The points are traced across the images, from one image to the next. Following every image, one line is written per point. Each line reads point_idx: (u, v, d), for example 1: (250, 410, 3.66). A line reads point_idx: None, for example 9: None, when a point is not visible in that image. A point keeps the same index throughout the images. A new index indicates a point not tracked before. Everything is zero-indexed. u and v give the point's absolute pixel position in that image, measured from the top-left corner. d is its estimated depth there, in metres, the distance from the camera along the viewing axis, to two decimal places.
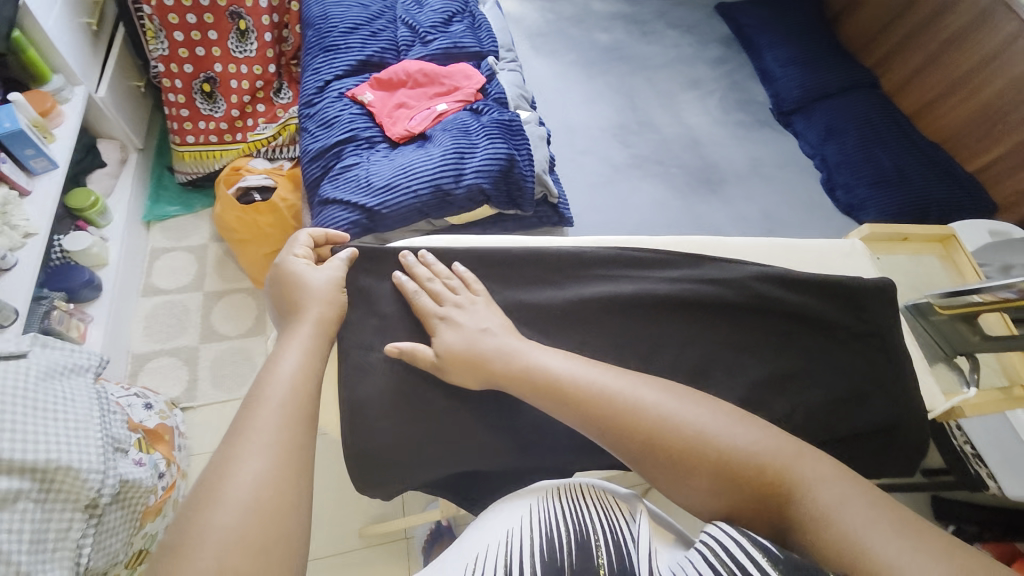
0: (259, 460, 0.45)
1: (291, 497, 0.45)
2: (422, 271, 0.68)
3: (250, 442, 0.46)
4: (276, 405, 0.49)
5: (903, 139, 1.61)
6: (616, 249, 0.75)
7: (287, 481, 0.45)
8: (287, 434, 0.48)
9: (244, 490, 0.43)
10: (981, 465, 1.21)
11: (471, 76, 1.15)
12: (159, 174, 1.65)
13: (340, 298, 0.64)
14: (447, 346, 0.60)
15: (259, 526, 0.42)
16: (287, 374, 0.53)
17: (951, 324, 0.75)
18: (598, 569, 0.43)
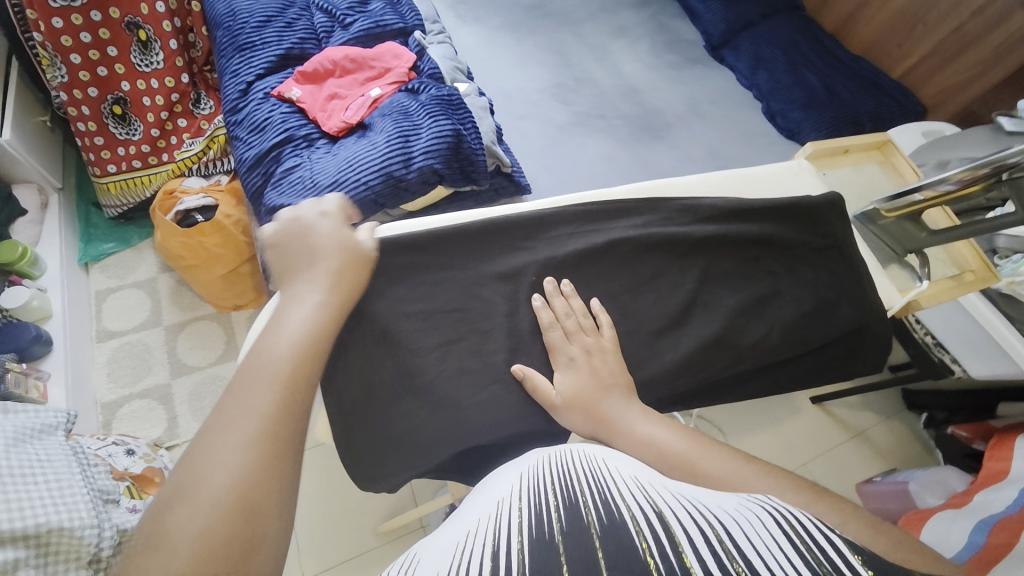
0: (246, 448, 0.42)
1: (274, 490, 0.41)
2: (561, 306, 0.67)
3: (243, 421, 0.43)
4: (263, 389, 0.46)
5: (826, 57, 1.69)
6: (577, 207, 0.75)
7: (271, 470, 0.42)
8: (280, 419, 0.45)
9: (222, 479, 0.40)
10: (943, 352, 1.33)
11: (401, 54, 1.10)
12: (87, 211, 1.54)
13: (357, 260, 0.61)
14: (570, 387, 0.61)
15: (234, 525, 0.38)
16: (290, 352, 0.49)
17: (898, 225, 0.79)
18: (590, 527, 0.37)
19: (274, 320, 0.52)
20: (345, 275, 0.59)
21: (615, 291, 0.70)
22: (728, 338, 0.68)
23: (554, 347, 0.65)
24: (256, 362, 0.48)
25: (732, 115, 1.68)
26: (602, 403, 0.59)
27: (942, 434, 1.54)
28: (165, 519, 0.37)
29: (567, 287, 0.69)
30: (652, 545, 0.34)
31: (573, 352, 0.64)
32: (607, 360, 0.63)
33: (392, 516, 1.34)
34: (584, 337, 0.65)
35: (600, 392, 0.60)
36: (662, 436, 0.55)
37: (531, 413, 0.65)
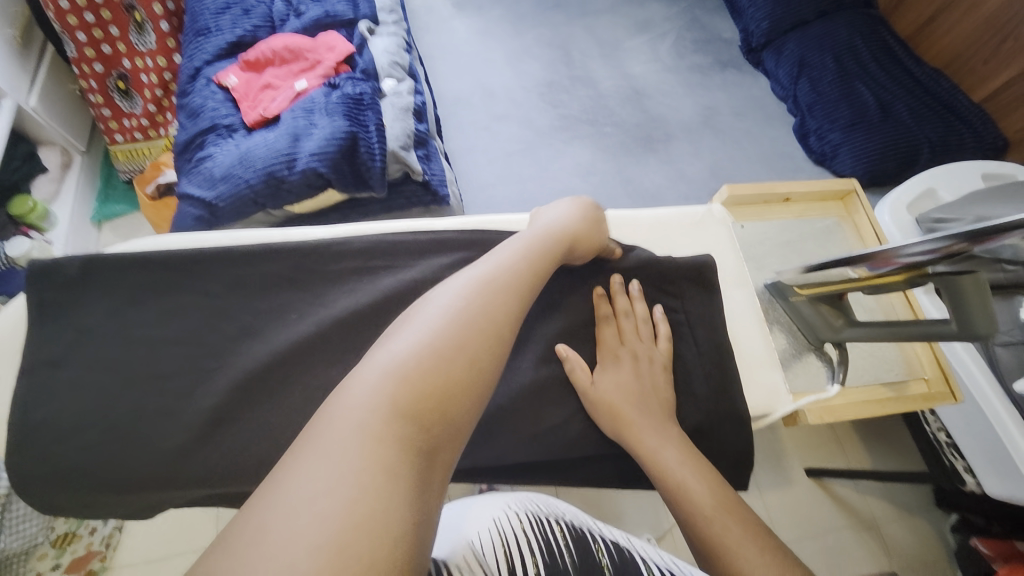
0: (467, 311, 0.42)
1: (481, 375, 0.39)
2: (624, 304, 0.59)
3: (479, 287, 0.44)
4: (463, 281, 0.45)
5: (891, 69, 1.36)
6: (380, 236, 0.62)
7: (486, 353, 0.40)
8: (505, 303, 0.44)
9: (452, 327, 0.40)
10: (957, 457, 1.06)
11: (335, 46, 1.06)
12: (108, 174, 1.71)
13: (592, 225, 0.58)
14: (610, 384, 0.54)
15: (426, 396, 0.36)
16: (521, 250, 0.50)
17: (813, 307, 0.60)
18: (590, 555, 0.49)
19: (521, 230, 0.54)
20: (583, 220, 0.57)
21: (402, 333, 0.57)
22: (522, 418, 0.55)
23: (602, 343, 0.57)
24: (486, 260, 0.49)
25: (754, 131, 1.42)
26: (630, 410, 0.52)
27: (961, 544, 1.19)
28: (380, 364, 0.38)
29: (635, 287, 0.60)
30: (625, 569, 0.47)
31: (621, 351, 0.56)
32: (655, 375, 0.54)
33: None
34: (637, 345, 0.56)
35: (627, 402, 0.53)
36: (686, 465, 0.48)
37: None
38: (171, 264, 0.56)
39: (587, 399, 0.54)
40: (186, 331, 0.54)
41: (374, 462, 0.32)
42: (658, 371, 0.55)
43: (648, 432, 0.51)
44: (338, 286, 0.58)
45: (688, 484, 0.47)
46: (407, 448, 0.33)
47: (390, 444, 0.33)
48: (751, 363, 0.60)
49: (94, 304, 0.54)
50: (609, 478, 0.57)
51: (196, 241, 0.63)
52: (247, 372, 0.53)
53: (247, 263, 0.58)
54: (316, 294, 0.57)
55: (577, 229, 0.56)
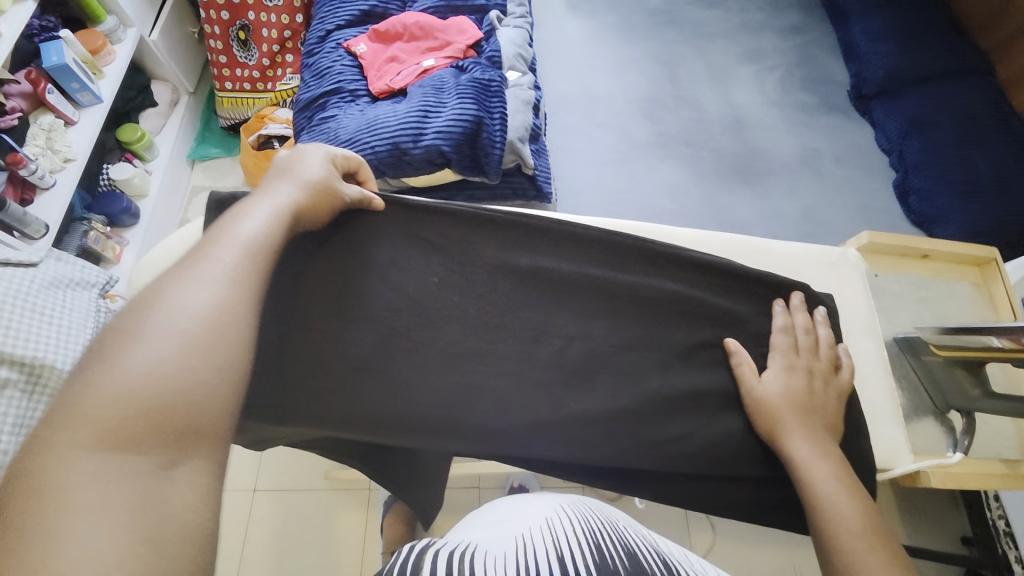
0: (193, 301, 0.39)
1: (230, 353, 0.38)
2: (802, 322, 0.59)
3: (188, 280, 0.40)
4: (215, 278, 0.41)
5: (1012, 142, 1.32)
6: (524, 217, 0.64)
7: (231, 334, 0.39)
8: (229, 286, 0.41)
9: (177, 325, 0.37)
10: (1011, 546, 1.00)
11: (466, 31, 1.08)
12: (208, 117, 1.78)
13: (345, 191, 0.55)
14: (774, 393, 0.55)
15: (157, 403, 0.34)
16: (252, 233, 0.46)
17: (946, 369, 0.59)
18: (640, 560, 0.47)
19: (234, 216, 0.47)
20: (317, 188, 0.53)
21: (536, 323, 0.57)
22: (642, 426, 0.56)
23: (773, 349, 0.58)
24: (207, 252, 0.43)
25: (853, 180, 1.39)
26: (791, 417, 0.53)
27: None
28: (74, 400, 0.33)
29: (821, 313, 0.60)
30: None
31: (798, 363, 0.56)
32: (826, 395, 0.55)
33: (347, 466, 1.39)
34: (814, 361, 0.57)
35: (793, 415, 0.53)
36: (837, 485, 0.49)
37: None
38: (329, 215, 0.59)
39: (750, 401, 0.56)
40: (340, 281, 0.58)
41: (112, 500, 0.30)
42: (831, 392, 0.55)
43: (797, 442, 0.52)
44: (485, 261, 0.61)
45: (835, 503, 0.47)
46: (143, 467, 0.32)
47: (128, 468, 0.31)
48: (880, 417, 0.58)
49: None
50: (710, 502, 0.58)
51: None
52: (397, 329, 0.57)
53: (401, 232, 0.61)
54: (460, 264, 0.61)
55: (307, 199, 0.51)
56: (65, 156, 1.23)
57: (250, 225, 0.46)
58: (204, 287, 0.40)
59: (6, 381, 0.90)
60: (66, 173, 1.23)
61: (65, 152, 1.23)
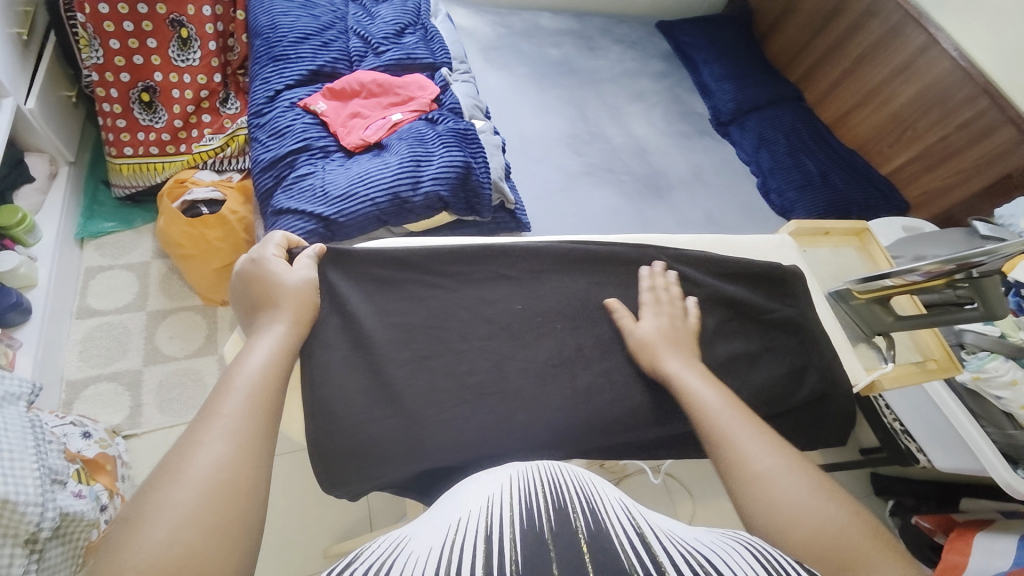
0: (221, 445, 0.46)
1: (249, 483, 0.45)
2: (779, 291, 0.79)
3: (214, 427, 0.47)
4: (214, 440, 0.46)
5: (825, 147, 1.80)
6: (567, 245, 0.76)
7: (248, 466, 0.46)
8: (249, 423, 0.49)
9: (203, 470, 0.44)
10: (909, 439, 1.37)
11: (426, 86, 1.17)
12: (94, 188, 1.57)
13: (314, 303, 0.63)
14: (647, 333, 0.68)
15: (188, 555, 0.39)
16: (256, 367, 0.54)
17: (867, 307, 0.83)
18: (576, 528, 0.45)
19: (240, 355, 0.55)
20: (308, 303, 0.62)
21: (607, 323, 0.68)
22: None
23: (767, 316, 0.76)
24: (222, 396, 0.51)
25: (732, 186, 1.75)
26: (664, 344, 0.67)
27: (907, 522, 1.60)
28: (113, 556, 0.38)
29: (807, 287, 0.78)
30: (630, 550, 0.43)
31: (660, 305, 0.71)
32: (684, 328, 0.70)
33: (345, 538, 1.28)
34: (672, 308, 0.71)
35: (667, 347, 0.67)
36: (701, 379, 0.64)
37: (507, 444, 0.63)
38: (408, 262, 0.69)
39: (633, 344, 0.68)
40: (433, 317, 0.67)
41: None
42: None
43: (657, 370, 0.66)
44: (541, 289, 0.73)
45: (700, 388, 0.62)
46: None
47: None
48: (841, 349, 0.80)
49: (323, 318, 0.64)
50: (757, 443, 0.71)
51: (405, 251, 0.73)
52: (489, 349, 0.67)
53: (476, 280, 0.71)
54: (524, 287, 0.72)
55: (302, 316, 0.61)
56: None
57: (249, 366, 0.54)
58: (206, 453, 0.45)
59: None
60: None
61: None
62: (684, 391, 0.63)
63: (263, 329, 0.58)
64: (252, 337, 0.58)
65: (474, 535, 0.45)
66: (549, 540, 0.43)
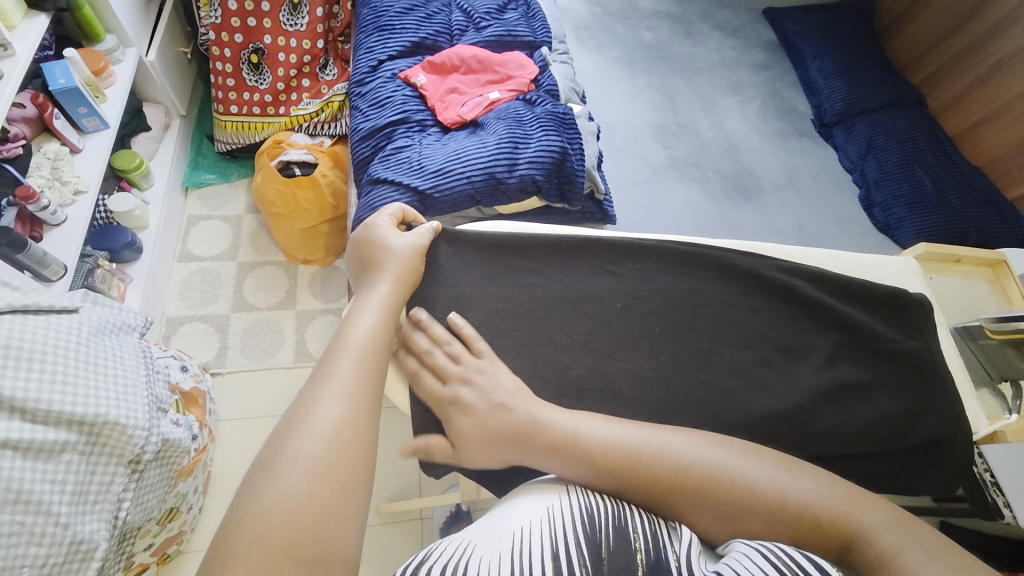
0: (338, 403, 0.50)
1: (363, 440, 0.49)
2: (902, 319, 0.72)
3: (331, 386, 0.51)
4: (332, 398, 0.50)
5: (944, 160, 1.62)
6: (669, 243, 0.74)
7: (361, 425, 0.50)
8: (360, 384, 0.53)
9: (325, 426, 0.48)
10: (1000, 494, 1.26)
11: (526, 66, 1.14)
12: (199, 142, 1.68)
13: (416, 268, 0.66)
14: (465, 433, 0.58)
15: (315, 503, 0.43)
16: (365, 330, 0.57)
17: (999, 348, 0.76)
18: (635, 552, 0.47)
19: (348, 317, 0.59)
20: (408, 269, 0.65)
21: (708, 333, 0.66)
22: (803, 418, 0.65)
23: (886, 346, 0.70)
24: (336, 355, 0.55)
25: (828, 195, 1.62)
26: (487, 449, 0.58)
27: None
28: (256, 496, 0.43)
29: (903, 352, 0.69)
30: None
31: (460, 371, 0.61)
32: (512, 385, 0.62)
33: (396, 499, 1.34)
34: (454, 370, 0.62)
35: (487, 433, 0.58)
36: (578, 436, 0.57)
37: None
38: (511, 245, 0.73)
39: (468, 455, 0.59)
40: (536, 305, 0.70)
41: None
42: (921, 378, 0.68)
43: (490, 452, 0.58)
44: (639, 288, 0.72)
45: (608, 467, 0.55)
46: (314, 559, 0.41)
47: (303, 561, 0.41)
48: (963, 390, 0.73)
49: (431, 294, 0.68)
50: (856, 479, 0.66)
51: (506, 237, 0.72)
52: (585, 343, 0.68)
53: (575, 274, 0.72)
54: (623, 285, 0.71)
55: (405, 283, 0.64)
56: (74, 189, 1.14)
57: (358, 328, 0.57)
58: (327, 410, 0.49)
59: (64, 444, 0.79)
60: (77, 206, 1.14)
61: (76, 184, 1.15)
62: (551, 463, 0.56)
63: (369, 293, 0.62)
64: (358, 300, 0.61)
65: (542, 550, 0.47)
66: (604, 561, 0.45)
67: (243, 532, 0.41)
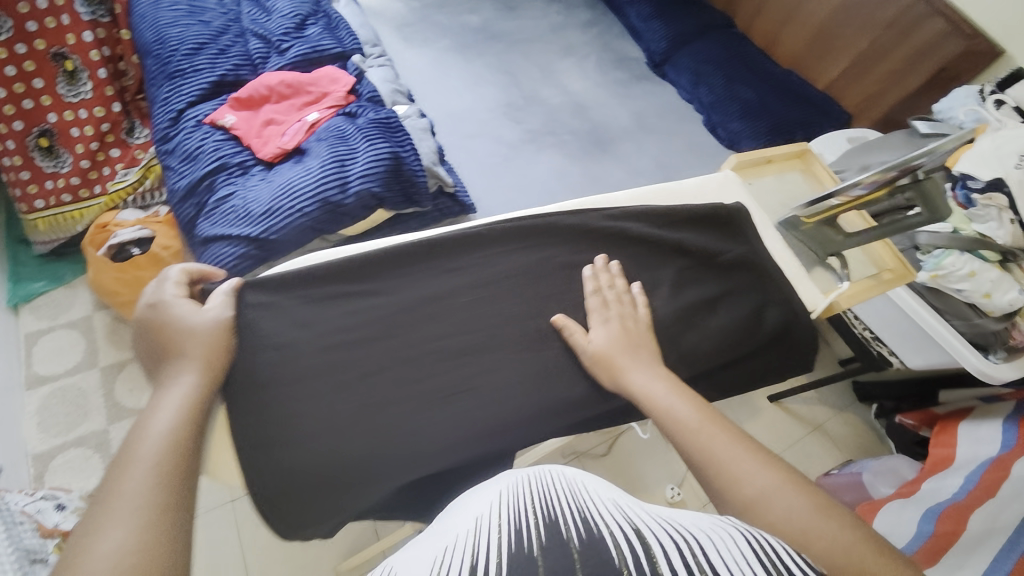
0: (122, 527, 0.42)
1: (161, 563, 0.42)
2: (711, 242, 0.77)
3: (113, 510, 0.43)
4: (116, 524, 0.42)
5: (756, 70, 1.80)
6: (502, 223, 0.75)
7: (159, 544, 0.42)
8: (155, 495, 0.45)
9: (106, 561, 0.40)
10: (880, 345, 1.42)
11: (338, 79, 1.09)
12: (15, 251, 1.46)
13: (225, 344, 0.61)
14: (598, 344, 0.65)
15: None
16: (160, 430, 0.50)
17: (818, 230, 0.83)
18: (569, 541, 0.40)
19: (139, 418, 0.51)
20: (210, 345, 0.59)
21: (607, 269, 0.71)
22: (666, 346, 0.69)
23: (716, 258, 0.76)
24: (124, 470, 0.47)
25: (675, 128, 1.73)
26: (622, 358, 0.63)
27: (893, 423, 1.73)
28: None
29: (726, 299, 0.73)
30: (628, 556, 0.37)
31: (610, 314, 0.67)
32: (638, 327, 0.66)
33: (352, 552, 1.27)
34: (621, 308, 0.68)
35: (621, 353, 0.64)
36: (669, 395, 0.59)
37: (473, 432, 0.64)
38: (343, 270, 0.69)
39: (589, 358, 0.65)
40: (385, 323, 0.67)
41: None
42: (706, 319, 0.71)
43: (607, 370, 0.64)
44: (485, 273, 0.72)
45: (693, 435, 0.55)
46: None
47: None
48: (794, 279, 0.81)
49: (267, 348, 0.63)
50: (732, 385, 0.72)
51: (336, 263, 0.69)
52: (443, 348, 0.67)
53: (418, 280, 0.70)
54: (469, 274, 0.71)
55: (210, 360, 0.58)
56: None
57: (151, 430, 0.50)
58: (107, 540, 0.41)
59: None
60: None
61: None
62: (650, 401, 0.59)
63: (169, 384, 0.55)
64: (154, 396, 0.54)
65: (466, 558, 0.40)
66: (538, 558, 0.38)
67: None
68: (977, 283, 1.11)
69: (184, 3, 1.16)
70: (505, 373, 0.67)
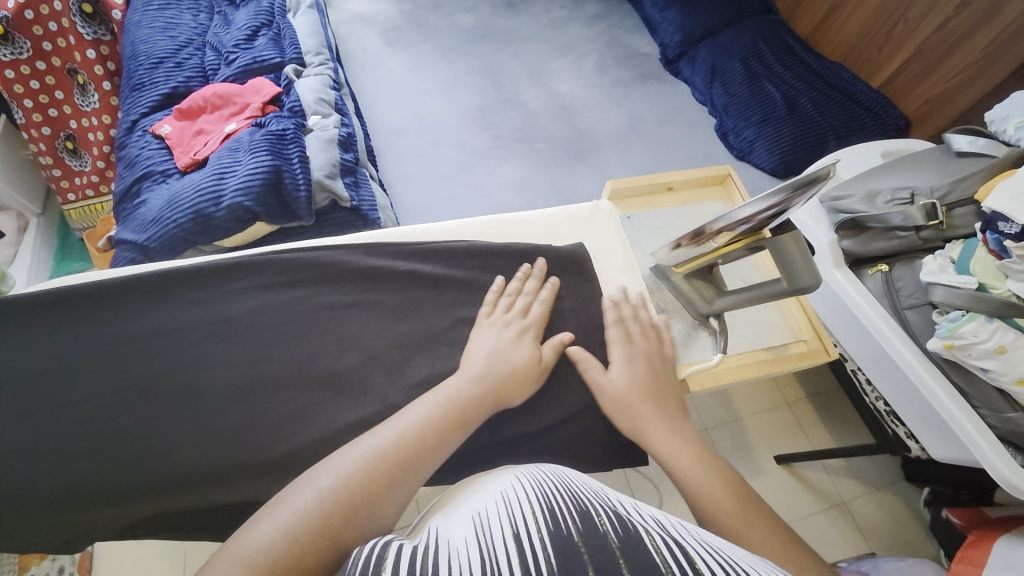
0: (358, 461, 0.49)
1: (359, 500, 0.45)
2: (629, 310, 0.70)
3: (361, 448, 0.51)
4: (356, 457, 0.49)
5: (790, 64, 1.49)
6: (290, 256, 0.70)
7: (378, 482, 0.47)
8: (409, 446, 0.51)
9: (334, 481, 0.46)
10: (898, 424, 1.09)
11: (262, 89, 1.13)
12: (66, 233, 1.64)
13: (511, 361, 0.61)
14: (623, 379, 0.63)
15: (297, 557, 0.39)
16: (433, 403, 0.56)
17: (688, 282, 0.72)
18: (604, 533, 0.36)
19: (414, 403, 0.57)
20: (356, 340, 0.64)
21: (532, 282, 0.69)
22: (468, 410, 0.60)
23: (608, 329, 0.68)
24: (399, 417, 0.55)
25: (677, 135, 1.50)
26: (645, 402, 0.61)
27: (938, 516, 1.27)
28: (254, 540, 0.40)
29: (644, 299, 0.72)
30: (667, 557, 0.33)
31: (638, 351, 0.65)
32: (662, 369, 0.65)
33: None
34: (648, 344, 0.66)
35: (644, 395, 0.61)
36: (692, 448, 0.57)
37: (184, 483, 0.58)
38: (108, 290, 0.66)
39: (607, 401, 0.62)
40: (137, 346, 0.63)
41: None
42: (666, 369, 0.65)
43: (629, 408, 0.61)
44: (263, 303, 0.67)
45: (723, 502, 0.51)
46: None
47: None
48: None
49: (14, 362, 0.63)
50: (526, 448, 0.66)
51: (118, 282, 0.66)
52: (179, 386, 0.62)
53: (172, 312, 0.66)
54: (243, 304, 0.67)
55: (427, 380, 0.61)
56: None
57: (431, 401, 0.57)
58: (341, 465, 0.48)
59: None
60: None
61: None
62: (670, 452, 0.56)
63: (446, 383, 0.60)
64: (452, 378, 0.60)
65: (500, 530, 0.37)
66: (576, 540, 0.34)
67: (215, 561, 0.40)
68: (1007, 363, 0.80)
69: (159, 19, 1.26)
70: (239, 417, 0.60)
